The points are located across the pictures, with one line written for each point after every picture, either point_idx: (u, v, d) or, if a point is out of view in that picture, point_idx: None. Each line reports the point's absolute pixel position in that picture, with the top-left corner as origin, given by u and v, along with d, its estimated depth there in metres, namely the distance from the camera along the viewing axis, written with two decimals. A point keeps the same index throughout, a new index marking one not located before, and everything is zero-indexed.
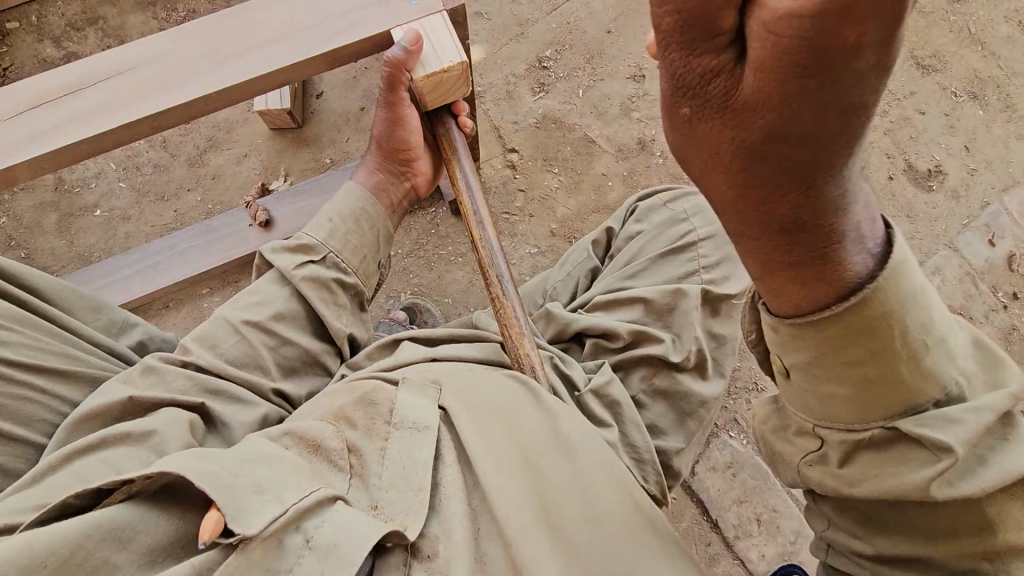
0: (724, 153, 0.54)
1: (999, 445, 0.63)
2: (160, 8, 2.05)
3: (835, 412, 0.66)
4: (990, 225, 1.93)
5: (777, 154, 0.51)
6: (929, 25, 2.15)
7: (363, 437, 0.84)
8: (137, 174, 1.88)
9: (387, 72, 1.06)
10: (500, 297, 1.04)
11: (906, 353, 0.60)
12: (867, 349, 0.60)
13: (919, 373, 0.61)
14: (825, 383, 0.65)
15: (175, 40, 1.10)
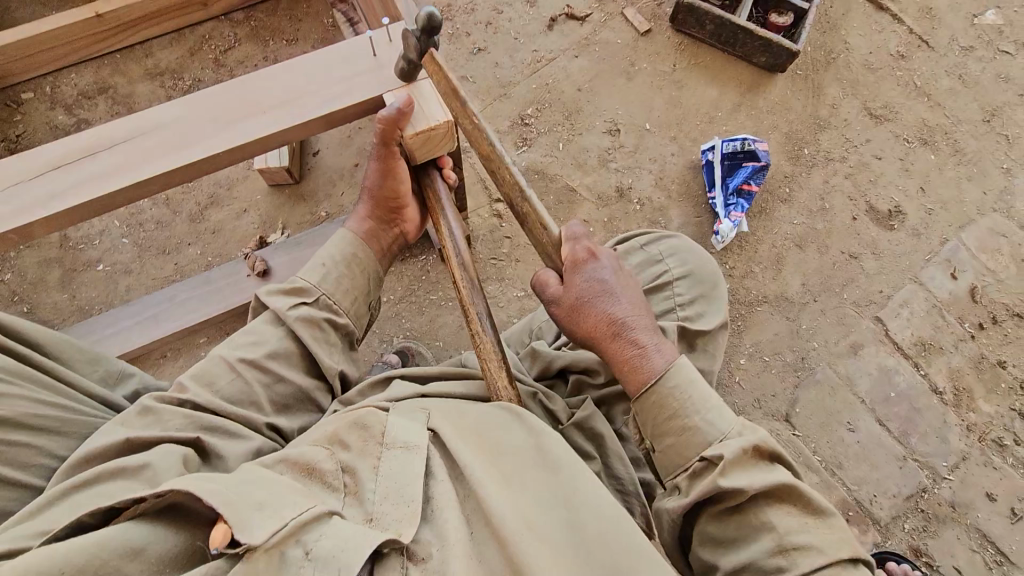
0: (576, 331, 1.04)
1: (764, 471, 0.89)
2: (166, 78, 2.20)
3: (667, 455, 0.95)
4: (951, 260, 2.05)
5: (590, 323, 1.02)
6: (879, 79, 2.33)
7: (357, 457, 0.89)
8: (140, 231, 1.97)
9: (381, 129, 1.15)
10: (478, 331, 1.09)
11: (691, 410, 0.94)
12: (667, 410, 0.95)
13: (700, 420, 0.93)
14: (656, 437, 0.97)
15: (186, 107, 1.20)
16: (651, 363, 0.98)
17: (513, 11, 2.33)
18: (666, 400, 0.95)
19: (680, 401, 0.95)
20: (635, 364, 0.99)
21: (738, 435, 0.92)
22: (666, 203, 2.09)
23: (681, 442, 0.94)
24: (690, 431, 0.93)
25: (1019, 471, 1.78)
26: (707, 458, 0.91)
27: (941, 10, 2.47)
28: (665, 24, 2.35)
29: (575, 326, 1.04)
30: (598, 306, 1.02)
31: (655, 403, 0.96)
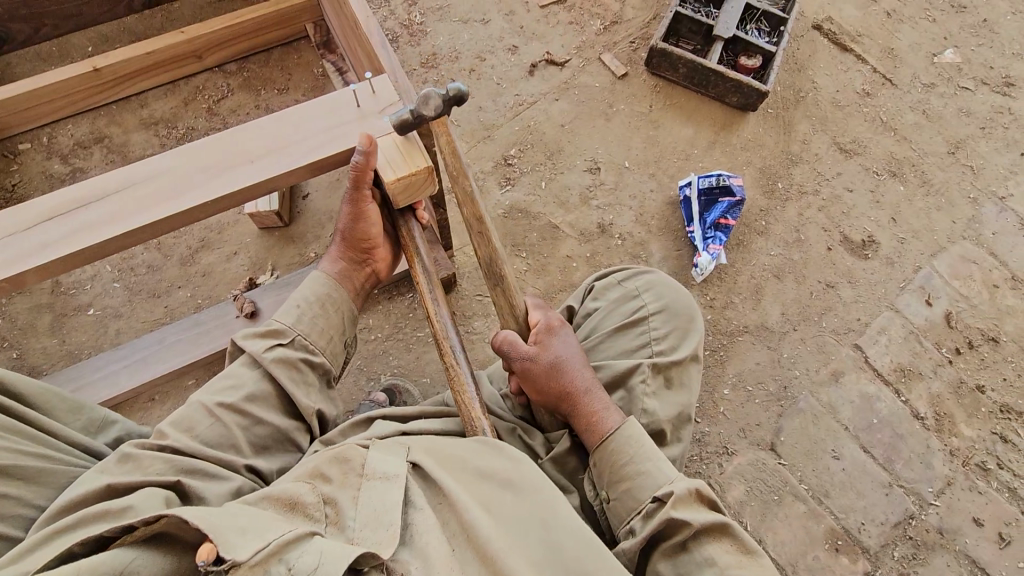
0: (546, 389, 1.20)
1: (703, 512, 1.05)
2: (161, 127, 2.28)
3: (624, 500, 1.10)
4: (925, 287, 2.11)
5: (559, 381, 1.20)
6: (847, 115, 2.44)
7: (339, 489, 0.92)
8: (131, 275, 2.00)
9: (353, 175, 1.21)
10: (452, 365, 1.17)
11: (643, 457, 1.11)
12: (624, 455, 1.12)
13: (653, 467, 1.10)
14: (615, 484, 1.12)
15: (177, 158, 1.26)
16: (612, 418, 1.17)
17: (495, 58, 2.44)
18: (624, 446, 1.13)
19: (635, 448, 1.12)
20: (598, 414, 1.18)
21: (682, 479, 1.09)
22: (647, 237, 2.15)
23: (634, 486, 1.09)
24: (641, 476, 1.10)
25: (1004, 495, 1.79)
26: (658, 499, 1.07)
27: (903, 49, 2.60)
28: (640, 68, 2.47)
29: (547, 383, 1.20)
30: (564, 368, 1.21)
31: (614, 451, 1.13)
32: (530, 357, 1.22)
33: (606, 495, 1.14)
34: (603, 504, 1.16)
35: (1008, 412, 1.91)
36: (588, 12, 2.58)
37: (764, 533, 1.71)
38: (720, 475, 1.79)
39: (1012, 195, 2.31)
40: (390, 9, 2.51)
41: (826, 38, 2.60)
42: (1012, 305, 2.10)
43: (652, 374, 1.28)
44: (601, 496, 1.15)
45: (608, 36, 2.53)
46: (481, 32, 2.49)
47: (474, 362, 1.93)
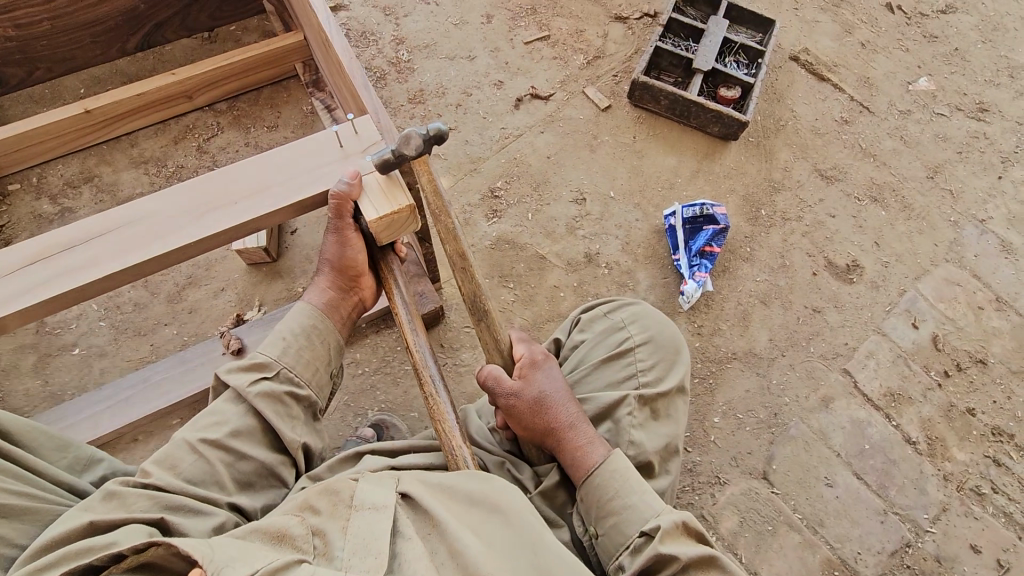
0: (531, 424, 1.20)
1: (690, 544, 1.05)
2: (151, 166, 2.31)
3: (612, 535, 1.08)
4: (911, 311, 2.12)
5: (543, 416, 1.19)
6: (827, 143, 2.49)
7: (328, 520, 0.92)
8: (118, 313, 2.00)
9: (335, 202, 1.23)
10: (431, 394, 1.17)
11: (630, 490, 1.10)
12: (610, 489, 1.11)
13: (640, 499, 1.09)
14: (603, 519, 1.10)
15: (161, 201, 1.27)
16: (597, 453, 1.16)
17: (481, 93, 2.49)
18: (610, 480, 1.12)
19: (620, 482, 1.11)
20: (583, 449, 1.16)
21: (669, 512, 1.08)
22: (633, 266, 2.17)
23: (622, 521, 1.08)
24: (628, 509, 1.08)
25: (999, 521, 1.78)
26: (646, 533, 1.05)
27: (878, 78, 2.68)
28: (623, 100, 2.52)
29: (532, 418, 1.20)
30: (548, 403, 1.20)
31: (600, 484, 1.12)
32: (514, 393, 1.22)
33: (594, 530, 1.12)
34: (592, 539, 1.14)
35: (999, 435, 1.91)
36: (571, 47, 2.65)
37: (759, 565, 1.68)
38: (713, 506, 1.77)
39: (992, 218, 2.35)
40: (378, 47, 2.58)
41: (803, 69, 2.67)
42: (997, 327, 2.11)
43: (638, 405, 1.27)
44: (590, 532, 1.14)
45: (591, 70, 2.60)
46: (467, 68, 2.55)
47: (463, 393, 1.92)
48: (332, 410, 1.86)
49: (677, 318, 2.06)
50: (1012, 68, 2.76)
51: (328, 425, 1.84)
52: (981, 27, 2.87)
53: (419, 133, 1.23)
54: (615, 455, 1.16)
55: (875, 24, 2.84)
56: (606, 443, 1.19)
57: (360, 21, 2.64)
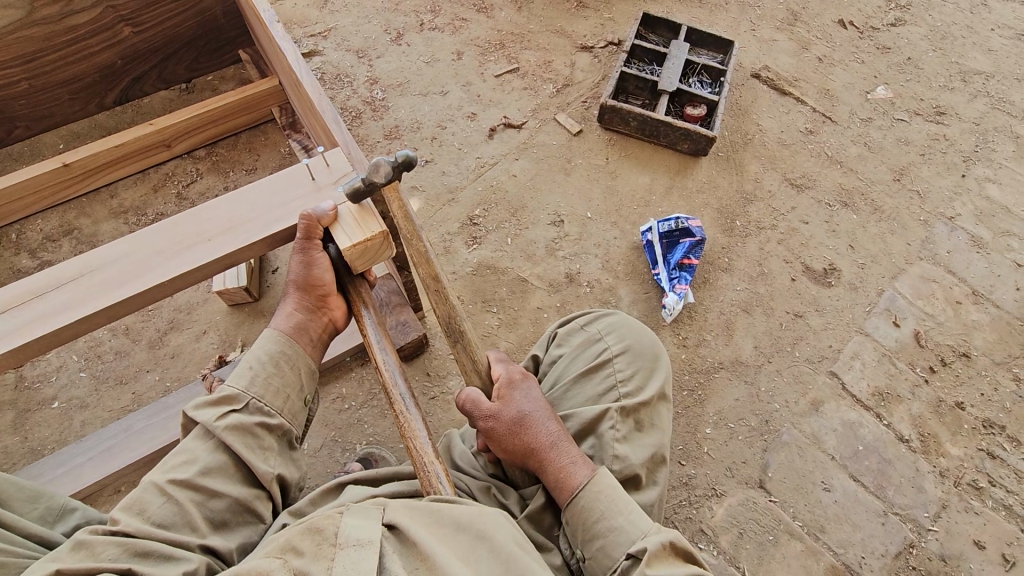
0: (512, 447, 1.19)
1: (679, 564, 1.03)
2: (131, 215, 2.32)
3: (599, 560, 1.07)
4: (891, 309, 2.15)
5: (521, 438, 1.18)
6: (794, 153, 2.56)
7: (311, 561, 0.84)
8: (98, 362, 1.97)
9: (305, 225, 1.25)
10: (401, 413, 1.17)
11: (616, 511, 1.09)
12: (595, 512, 1.09)
13: (626, 521, 1.08)
14: (589, 543, 1.09)
15: (136, 242, 1.27)
16: (578, 473, 1.14)
17: (455, 126, 2.55)
18: (594, 502, 1.10)
19: (606, 503, 1.10)
20: (566, 469, 1.15)
21: (655, 533, 1.06)
22: (614, 283, 2.19)
23: (608, 543, 1.06)
24: (615, 531, 1.07)
25: (1001, 514, 1.77)
26: (632, 555, 1.03)
27: (838, 89, 2.78)
28: (594, 124, 2.60)
29: (511, 440, 1.19)
30: (526, 424, 1.19)
31: (585, 508, 1.10)
32: (492, 415, 1.21)
33: (582, 558, 1.10)
34: (580, 565, 1.11)
35: (991, 427, 1.91)
36: (540, 77, 2.74)
37: None
38: (712, 520, 1.73)
39: (960, 215, 2.42)
40: (352, 88, 2.64)
41: (765, 85, 2.77)
42: (976, 320, 2.14)
43: (622, 418, 1.27)
44: (577, 558, 1.12)
45: (561, 98, 2.68)
46: (441, 102, 2.62)
47: (452, 421, 1.90)
48: (318, 448, 1.83)
49: (662, 332, 2.06)
50: (963, 73, 2.88)
51: (314, 462, 1.81)
52: (931, 37, 3.01)
53: (386, 160, 1.25)
54: (598, 475, 1.13)
55: (830, 39, 2.97)
56: (588, 461, 1.17)
57: (334, 65, 2.71)
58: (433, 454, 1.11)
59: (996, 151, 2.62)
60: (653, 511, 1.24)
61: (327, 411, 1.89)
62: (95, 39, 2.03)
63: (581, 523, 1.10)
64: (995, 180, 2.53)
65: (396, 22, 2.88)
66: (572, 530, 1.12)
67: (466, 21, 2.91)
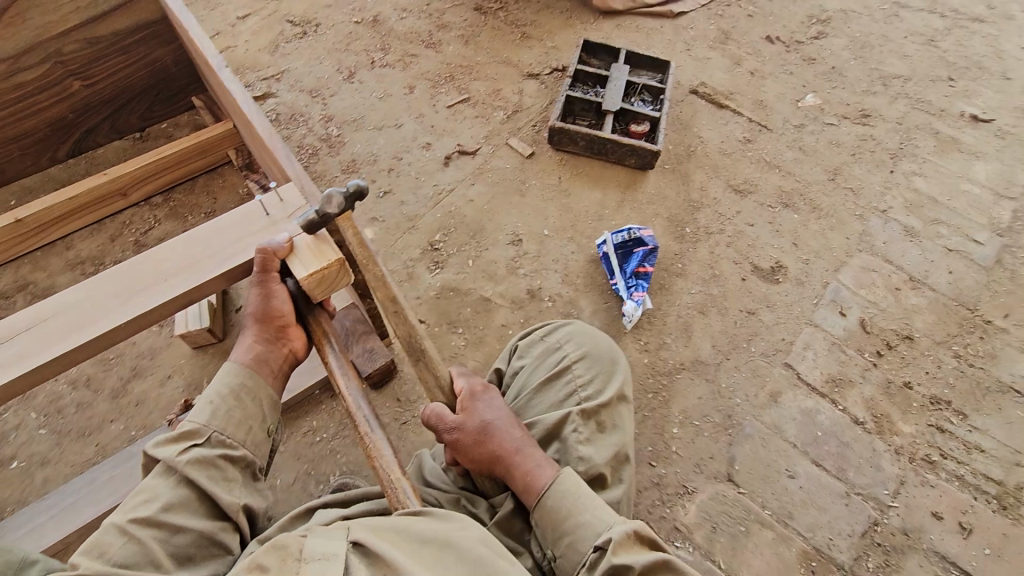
0: (479, 454, 1.22)
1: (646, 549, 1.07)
2: (88, 266, 2.31)
3: (570, 556, 1.10)
4: (837, 300, 2.26)
5: (487, 446, 1.21)
6: (735, 160, 2.70)
7: None
8: (59, 417, 1.93)
9: (262, 259, 1.29)
10: (366, 435, 1.20)
11: (581, 507, 1.12)
12: (561, 510, 1.12)
13: (592, 515, 1.11)
14: (559, 542, 1.12)
15: (89, 287, 1.29)
16: (543, 473, 1.18)
17: (411, 156, 2.63)
18: (559, 500, 1.13)
19: (571, 500, 1.13)
20: (531, 472, 1.18)
21: (621, 523, 1.10)
22: (575, 295, 2.26)
23: (577, 539, 1.10)
24: (582, 527, 1.10)
25: (954, 484, 1.86)
26: (599, 548, 1.07)
27: (770, 100, 2.96)
28: (545, 146, 2.70)
29: (478, 449, 1.22)
30: (489, 432, 1.22)
31: (551, 508, 1.13)
32: (456, 426, 1.24)
33: (553, 558, 1.13)
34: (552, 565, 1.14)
35: (938, 403, 2.02)
36: (490, 105, 2.84)
37: (738, 569, 1.68)
38: (686, 517, 1.77)
39: (892, 207, 2.58)
40: (308, 126, 2.70)
41: (703, 99, 2.93)
42: (915, 304, 2.28)
43: (583, 420, 1.32)
44: (549, 559, 1.14)
45: (511, 123, 2.78)
46: (395, 135, 2.69)
47: (425, 444, 1.91)
48: (291, 483, 1.82)
49: (624, 339, 2.13)
50: (882, 77, 3.11)
51: (288, 498, 1.79)
52: (850, 46, 3.24)
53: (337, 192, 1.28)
54: (562, 474, 1.17)
55: (760, 54, 3.17)
56: (552, 462, 1.20)
57: (288, 105, 2.77)
58: (397, 470, 1.14)
59: (918, 146, 2.82)
60: (620, 508, 1.28)
61: (298, 445, 1.89)
62: (45, 94, 2.05)
63: (549, 522, 1.13)
64: (920, 173, 2.71)
65: (348, 61, 2.96)
66: (542, 530, 1.15)
67: (415, 57, 3.02)
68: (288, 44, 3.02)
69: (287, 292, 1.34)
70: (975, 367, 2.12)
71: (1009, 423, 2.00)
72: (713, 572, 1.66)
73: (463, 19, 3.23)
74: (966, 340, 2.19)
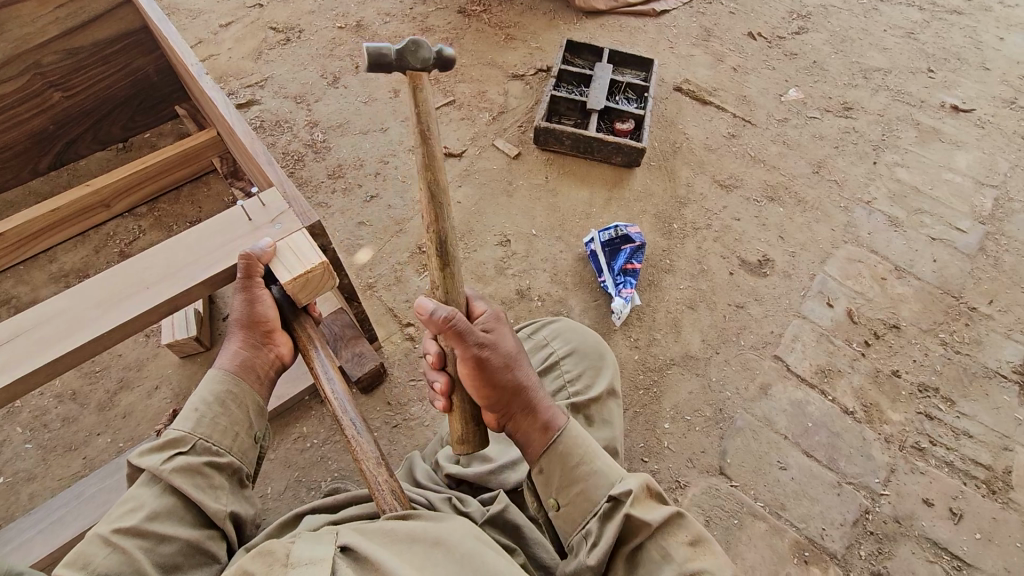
0: (505, 379, 1.12)
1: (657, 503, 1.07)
2: (73, 278, 2.28)
3: (580, 502, 1.09)
4: (824, 291, 2.28)
5: (514, 373, 1.14)
6: (719, 156, 2.72)
7: None
8: (45, 432, 1.91)
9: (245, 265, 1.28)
10: (353, 439, 1.19)
11: (592, 456, 1.12)
12: (574, 456, 1.11)
13: (602, 465, 1.11)
14: (568, 487, 1.10)
15: (70, 297, 1.28)
16: (557, 418, 1.16)
17: (397, 160, 2.62)
18: (572, 447, 1.12)
19: (582, 448, 1.12)
20: (549, 413, 1.16)
21: (631, 477, 1.10)
22: (564, 294, 2.26)
23: (588, 487, 1.09)
24: (593, 475, 1.10)
25: (944, 470, 1.87)
26: (613, 498, 1.06)
27: (753, 95, 2.98)
28: (531, 146, 2.71)
29: (505, 373, 1.13)
30: (516, 362, 1.16)
31: (562, 453, 1.11)
32: (487, 344, 1.12)
33: (558, 504, 1.11)
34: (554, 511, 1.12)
35: (926, 390, 2.04)
36: (476, 107, 2.85)
37: (732, 561, 1.69)
38: (678, 512, 1.77)
39: (876, 198, 2.60)
40: (293, 133, 2.69)
41: (688, 96, 2.95)
42: (902, 293, 2.29)
43: (572, 414, 1.32)
44: (552, 506, 1.12)
45: (497, 124, 2.79)
46: (381, 139, 2.69)
47: (417, 447, 1.91)
48: (282, 490, 1.81)
49: (614, 336, 2.14)
50: (864, 70, 3.14)
51: (279, 505, 1.78)
52: (832, 41, 3.27)
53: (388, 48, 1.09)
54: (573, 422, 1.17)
55: (742, 50, 3.19)
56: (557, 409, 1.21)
57: (273, 112, 2.76)
58: (383, 474, 1.13)
59: (901, 138, 2.84)
60: None
61: (288, 452, 1.87)
62: (24, 106, 2.04)
63: (558, 465, 1.11)
64: (903, 164, 2.74)
65: (332, 67, 2.96)
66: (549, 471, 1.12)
67: None
68: (272, 51, 3.01)
69: (272, 298, 1.33)
70: (961, 353, 2.14)
71: (996, 408, 2.02)
72: None
73: (446, 21, 3.23)
74: (952, 327, 2.21)
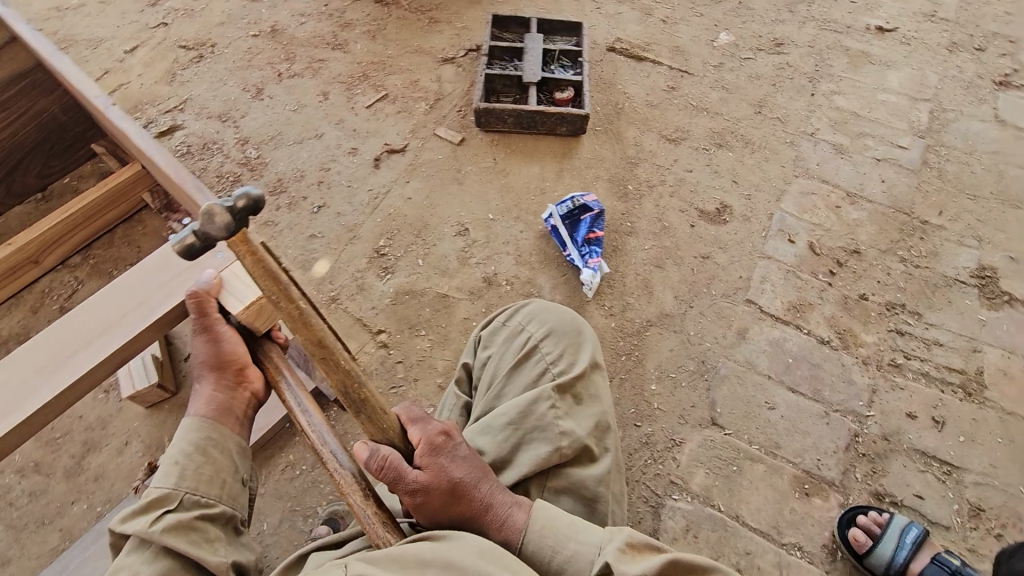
0: (445, 509, 1.05)
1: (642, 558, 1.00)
2: (12, 345, 2.13)
3: None
4: (784, 229, 2.30)
5: (454, 500, 1.05)
6: (662, 111, 2.70)
7: None
8: (13, 511, 1.79)
9: (195, 303, 1.20)
10: (335, 470, 1.13)
11: (566, 537, 1.04)
12: (547, 549, 1.03)
13: (578, 544, 1.03)
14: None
15: (7, 369, 1.17)
16: (518, 522, 1.06)
17: (338, 165, 2.52)
18: (543, 541, 1.04)
19: (553, 536, 1.04)
20: (507, 521, 1.06)
21: (609, 542, 1.03)
22: (532, 274, 2.22)
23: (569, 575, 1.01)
24: (572, 560, 1.02)
25: (921, 382, 1.93)
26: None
27: (686, 44, 2.96)
28: (473, 130, 2.64)
29: (445, 505, 1.05)
30: (457, 485, 1.05)
31: (536, 550, 1.04)
32: (413, 486, 1.03)
33: None
34: None
35: (894, 308, 2.09)
36: (410, 98, 2.75)
37: (738, 507, 1.71)
38: (679, 469, 1.79)
39: (819, 129, 2.64)
40: (224, 154, 2.55)
41: (622, 55, 2.91)
42: (857, 218, 2.34)
43: (559, 396, 1.29)
44: None
45: (435, 113, 2.70)
46: (318, 146, 2.58)
47: None
48: (278, 524, 1.74)
49: (588, 307, 2.12)
50: (788, 5, 3.15)
51: (278, 539, 1.72)
52: None
53: (190, 229, 1.03)
54: (539, 513, 1.07)
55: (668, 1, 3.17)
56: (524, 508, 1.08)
57: (198, 135, 2.61)
58: (376, 502, 1.09)
59: (833, 66, 2.88)
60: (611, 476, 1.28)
61: (278, 484, 1.80)
62: None
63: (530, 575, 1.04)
64: (840, 92, 2.78)
65: (253, 79, 2.81)
66: None
67: (323, 61, 2.89)
68: (185, 71, 2.84)
69: (235, 333, 1.25)
70: (920, 267, 2.20)
71: (960, 314, 2.09)
72: (715, 517, 1.69)
73: (365, 14, 3.11)
74: (909, 244, 2.26)
